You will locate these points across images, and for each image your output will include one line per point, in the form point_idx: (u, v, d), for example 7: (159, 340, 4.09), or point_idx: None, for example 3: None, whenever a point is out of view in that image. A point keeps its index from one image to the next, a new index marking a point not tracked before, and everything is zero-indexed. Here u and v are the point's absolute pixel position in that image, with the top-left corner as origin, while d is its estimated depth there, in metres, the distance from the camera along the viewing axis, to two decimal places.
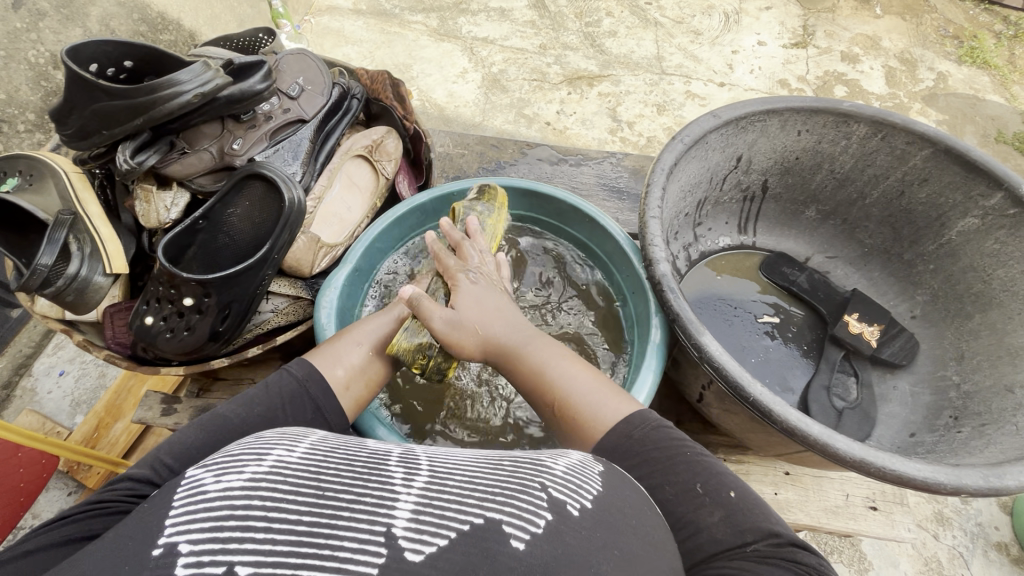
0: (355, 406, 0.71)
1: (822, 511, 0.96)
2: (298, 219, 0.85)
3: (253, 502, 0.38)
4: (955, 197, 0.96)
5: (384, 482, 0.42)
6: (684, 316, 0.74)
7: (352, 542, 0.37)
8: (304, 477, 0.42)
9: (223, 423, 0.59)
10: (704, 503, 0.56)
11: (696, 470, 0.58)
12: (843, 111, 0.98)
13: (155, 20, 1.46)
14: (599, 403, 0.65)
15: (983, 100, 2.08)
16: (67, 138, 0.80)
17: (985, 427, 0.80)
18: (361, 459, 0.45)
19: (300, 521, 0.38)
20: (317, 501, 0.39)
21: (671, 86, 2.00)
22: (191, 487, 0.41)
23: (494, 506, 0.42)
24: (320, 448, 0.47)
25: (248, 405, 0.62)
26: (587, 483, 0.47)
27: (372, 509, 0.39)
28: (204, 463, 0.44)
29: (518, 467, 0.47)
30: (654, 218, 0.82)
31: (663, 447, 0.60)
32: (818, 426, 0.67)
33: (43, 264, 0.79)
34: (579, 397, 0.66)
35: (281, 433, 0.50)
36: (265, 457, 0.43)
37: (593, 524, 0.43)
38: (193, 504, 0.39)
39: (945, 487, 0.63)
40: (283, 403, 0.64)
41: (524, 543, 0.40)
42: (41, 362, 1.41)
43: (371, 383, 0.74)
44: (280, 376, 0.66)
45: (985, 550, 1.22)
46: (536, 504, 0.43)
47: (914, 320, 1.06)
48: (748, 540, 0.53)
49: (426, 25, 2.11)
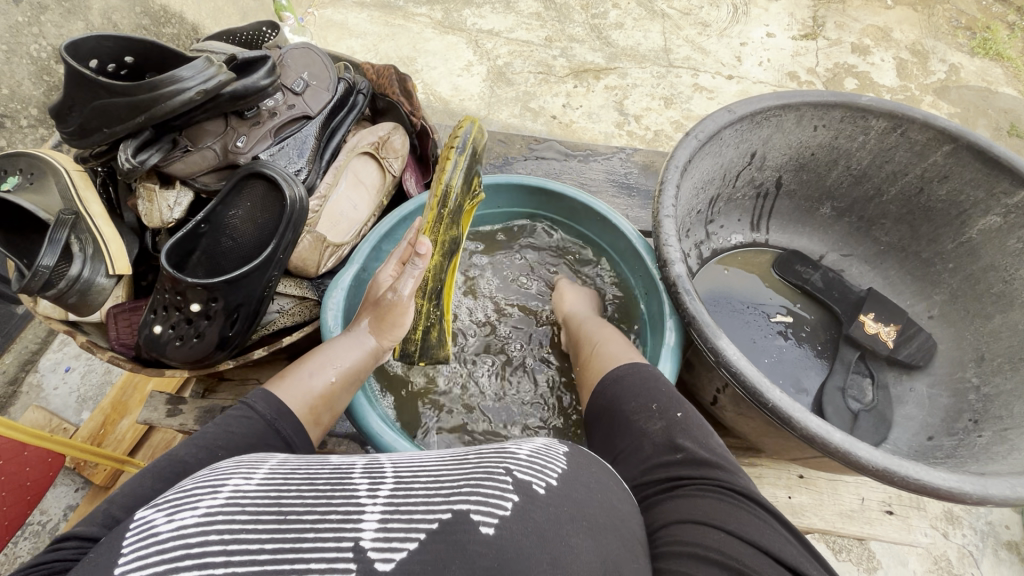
0: (320, 430, 0.72)
1: (837, 515, 0.94)
2: (301, 217, 0.83)
3: (210, 537, 0.36)
4: (977, 194, 0.94)
5: (348, 495, 0.41)
6: (701, 319, 0.72)
7: (320, 562, 0.35)
8: (263, 502, 0.40)
9: (183, 470, 0.54)
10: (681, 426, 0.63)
11: (661, 395, 0.67)
12: (861, 106, 0.95)
13: (157, 13, 1.44)
14: (622, 352, 0.77)
15: (996, 92, 2.04)
16: (68, 136, 0.78)
17: (1007, 432, 0.78)
18: (323, 476, 0.44)
19: (263, 550, 0.36)
20: (277, 527, 0.38)
21: (679, 79, 1.97)
22: (142, 530, 0.38)
23: (461, 497, 0.41)
24: (280, 470, 0.45)
25: (211, 449, 0.56)
26: (552, 464, 0.47)
27: (338, 525, 0.38)
28: (155, 502, 0.41)
29: (483, 457, 0.46)
30: (668, 217, 0.79)
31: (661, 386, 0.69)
32: (839, 433, 0.65)
33: (45, 265, 0.77)
34: (611, 346, 0.80)
35: (237, 461, 0.48)
36: (221, 488, 0.41)
37: (560, 501, 0.43)
38: (146, 549, 0.36)
39: (971, 497, 0.61)
40: (250, 444, 0.60)
41: (493, 526, 0.39)
42: (47, 359, 1.40)
43: (337, 407, 0.74)
44: (244, 414, 0.62)
45: (997, 550, 1.20)
46: (502, 487, 0.42)
47: (931, 320, 1.03)
48: (681, 450, 0.60)
49: (430, 17, 2.08)
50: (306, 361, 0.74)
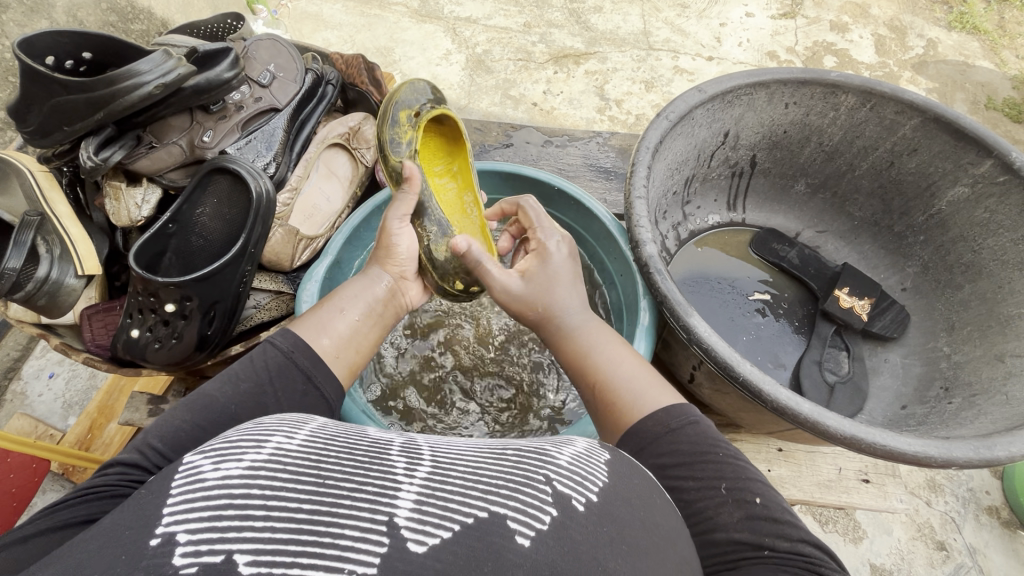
0: (347, 374, 0.68)
1: (815, 485, 0.97)
2: (270, 210, 0.83)
3: (252, 491, 0.37)
4: (944, 165, 0.95)
5: (386, 470, 0.41)
6: (672, 297, 0.73)
7: (354, 530, 0.35)
8: (304, 465, 0.40)
9: (208, 403, 0.58)
10: (704, 489, 0.53)
11: (727, 470, 0.53)
12: (831, 82, 0.96)
13: (124, 9, 1.41)
14: (644, 387, 0.60)
15: (973, 66, 2.05)
16: (29, 135, 0.77)
17: (975, 398, 0.80)
18: (361, 448, 0.43)
19: (300, 510, 0.36)
20: (316, 489, 0.38)
21: (659, 61, 1.97)
22: (189, 474, 0.39)
23: (499, 499, 0.40)
24: (321, 435, 0.45)
25: (234, 382, 0.59)
26: (594, 473, 0.45)
27: (374, 497, 0.38)
28: (204, 448, 0.42)
29: (523, 457, 0.45)
30: (639, 199, 0.80)
31: (687, 440, 0.55)
32: (808, 403, 0.66)
33: (11, 267, 0.76)
34: (622, 382, 0.61)
35: (280, 419, 0.48)
36: (265, 444, 0.41)
37: (600, 519, 0.41)
38: (191, 492, 0.37)
39: (936, 461, 0.63)
40: (271, 377, 0.61)
41: (530, 539, 0.38)
42: (29, 365, 1.38)
43: (363, 349, 0.71)
44: (264, 350, 0.63)
45: (977, 515, 1.23)
46: (541, 498, 0.41)
47: (904, 292, 1.05)
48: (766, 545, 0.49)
49: (407, 6, 2.05)
50: (325, 302, 0.73)
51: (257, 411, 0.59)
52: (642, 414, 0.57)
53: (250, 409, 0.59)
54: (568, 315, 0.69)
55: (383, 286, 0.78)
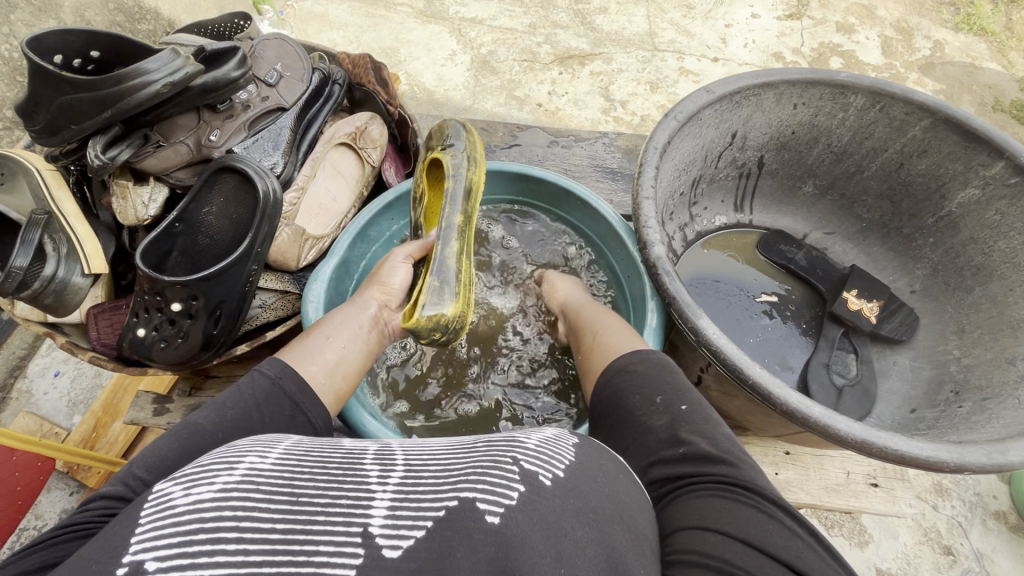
0: (334, 402, 0.70)
1: (823, 489, 0.96)
2: (276, 210, 0.82)
3: (224, 513, 0.36)
4: (955, 167, 0.94)
5: (359, 481, 0.40)
6: (681, 299, 0.72)
7: (328, 545, 0.35)
8: (277, 483, 0.39)
9: (194, 431, 0.55)
10: (658, 409, 0.60)
11: (666, 386, 0.62)
12: (840, 83, 0.95)
13: (131, 9, 1.41)
14: (622, 336, 0.75)
15: (980, 67, 2.04)
16: (37, 134, 0.77)
17: (987, 402, 0.79)
18: (336, 460, 0.43)
19: (274, 529, 0.36)
20: (290, 507, 0.37)
21: (664, 62, 1.96)
22: (160, 502, 0.38)
23: (467, 484, 0.40)
24: (295, 452, 0.45)
25: (220, 410, 0.57)
26: (562, 453, 0.45)
27: (347, 510, 0.38)
28: (173, 476, 0.41)
29: (492, 445, 0.45)
30: (648, 200, 0.79)
31: (645, 364, 0.66)
32: (818, 407, 0.65)
33: (18, 265, 0.76)
34: (608, 331, 0.78)
35: (253, 441, 0.48)
36: (236, 465, 0.41)
37: (566, 493, 0.41)
38: (161, 519, 0.36)
39: (948, 465, 0.62)
40: (258, 403, 0.60)
41: (499, 516, 0.37)
42: (35, 364, 1.39)
43: (348, 375, 0.73)
44: (252, 377, 0.63)
45: (986, 519, 1.22)
46: (508, 476, 0.40)
47: (913, 295, 1.04)
48: (685, 443, 0.55)
49: (412, 7, 2.05)
50: (312, 331, 0.74)
51: (241, 435, 0.57)
52: (608, 356, 0.72)
53: (237, 434, 0.57)
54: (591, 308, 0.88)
55: (369, 313, 0.80)
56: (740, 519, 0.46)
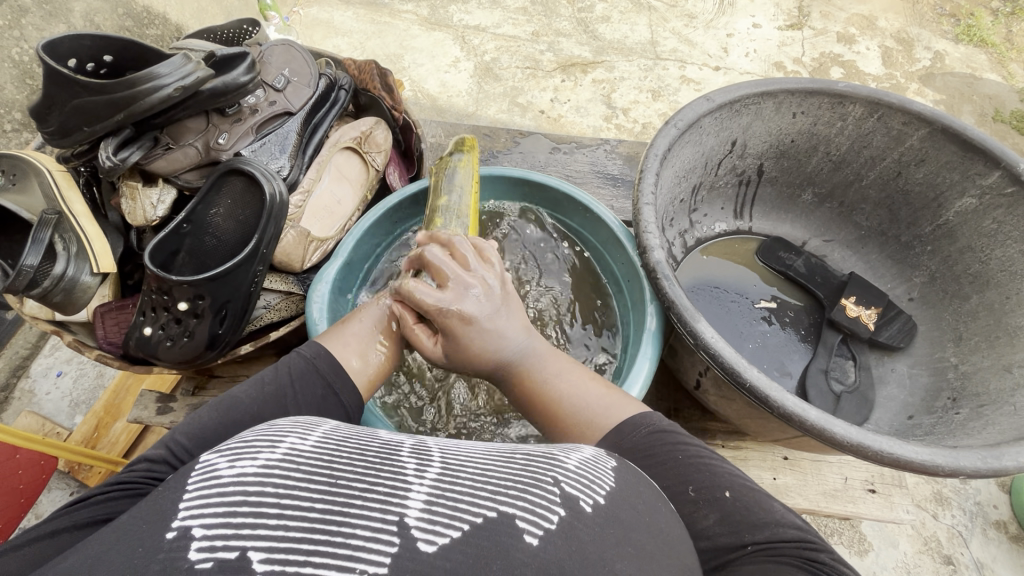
0: (368, 387, 0.69)
1: (821, 495, 0.96)
2: (282, 212, 0.84)
3: (266, 489, 0.37)
4: (952, 176, 0.95)
5: (397, 472, 0.41)
6: (680, 302, 0.73)
7: (365, 530, 0.36)
8: (317, 465, 0.40)
9: (233, 404, 0.58)
10: (698, 502, 0.53)
11: (692, 470, 0.54)
12: (838, 93, 0.96)
13: (140, 15, 1.44)
14: (601, 403, 0.63)
15: (980, 79, 2.06)
16: (49, 136, 0.78)
17: (983, 408, 0.80)
18: (373, 449, 0.44)
19: (313, 509, 0.36)
20: (329, 489, 0.38)
21: (666, 71, 1.98)
22: (205, 471, 0.39)
23: (507, 498, 0.40)
24: (333, 438, 0.45)
25: (258, 386, 0.60)
26: (601, 478, 0.45)
27: (385, 498, 0.38)
28: (220, 448, 0.43)
29: (530, 461, 0.46)
30: (648, 205, 0.80)
31: (657, 441, 0.57)
32: (815, 410, 0.66)
33: (28, 264, 0.78)
34: (579, 400, 0.64)
35: (293, 421, 0.48)
36: (279, 444, 0.42)
37: (606, 521, 0.42)
38: (207, 488, 0.38)
39: (943, 470, 0.63)
40: (294, 380, 0.62)
41: (538, 538, 0.38)
42: (39, 363, 1.40)
43: (385, 360, 0.71)
44: (290, 358, 0.65)
45: (985, 529, 1.22)
46: (549, 499, 0.41)
47: (912, 302, 1.05)
48: (746, 541, 0.49)
49: (417, 14, 2.08)
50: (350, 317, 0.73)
51: (276, 410, 0.59)
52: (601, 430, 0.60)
53: (271, 409, 0.59)
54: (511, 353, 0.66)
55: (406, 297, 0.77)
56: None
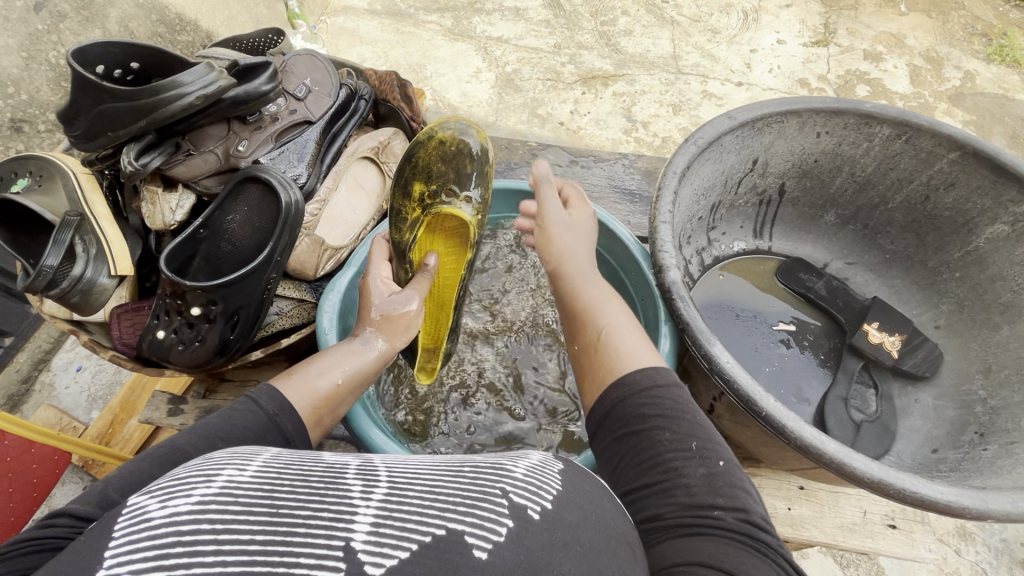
0: (318, 431, 0.68)
1: (838, 528, 0.93)
2: (297, 222, 0.84)
3: (202, 526, 0.35)
4: (983, 202, 0.92)
5: (342, 495, 0.39)
6: (694, 325, 0.71)
7: (309, 558, 0.34)
8: (256, 495, 0.38)
9: (179, 458, 0.51)
10: (691, 455, 0.52)
11: (700, 431, 0.54)
12: (866, 113, 0.94)
13: (173, 21, 1.48)
14: (644, 351, 0.62)
15: (1012, 100, 2.00)
16: (75, 139, 0.80)
17: (1014, 446, 0.76)
18: (316, 473, 0.41)
19: (253, 541, 0.34)
20: (270, 519, 0.36)
21: (688, 85, 1.97)
22: (135, 515, 0.36)
23: (455, 514, 0.38)
24: (274, 464, 0.43)
25: (210, 440, 0.54)
26: (548, 483, 0.44)
27: (330, 523, 0.36)
28: (149, 488, 0.40)
29: (478, 473, 0.43)
30: (665, 224, 0.79)
31: (672, 397, 0.56)
32: (834, 444, 0.64)
33: (48, 265, 0.78)
34: (619, 330, 0.65)
35: (232, 451, 0.45)
36: (215, 478, 0.39)
37: (554, 526, 0.40)
38: (136, 532, 0.35)
39: (970, 512, 0.60)
40: (251, 439, 0.58)
41: (487, 551, 0.37)
42: (60, 357, 1.42)
43: (335, 410, 0.71)
44: (248, 408, 0.60)
45: (1012, 568, 1.16)
46: (497, 511, 0.40)
47: (938, 330, 1.02)
48: (717, 506, 0.49)
49: (441, 25, 2.10)
50: (313, 363, 0.71)
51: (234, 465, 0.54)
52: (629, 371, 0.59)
53: None
54: (579, 265, 0.75)
55: (373, 355, 0.76)
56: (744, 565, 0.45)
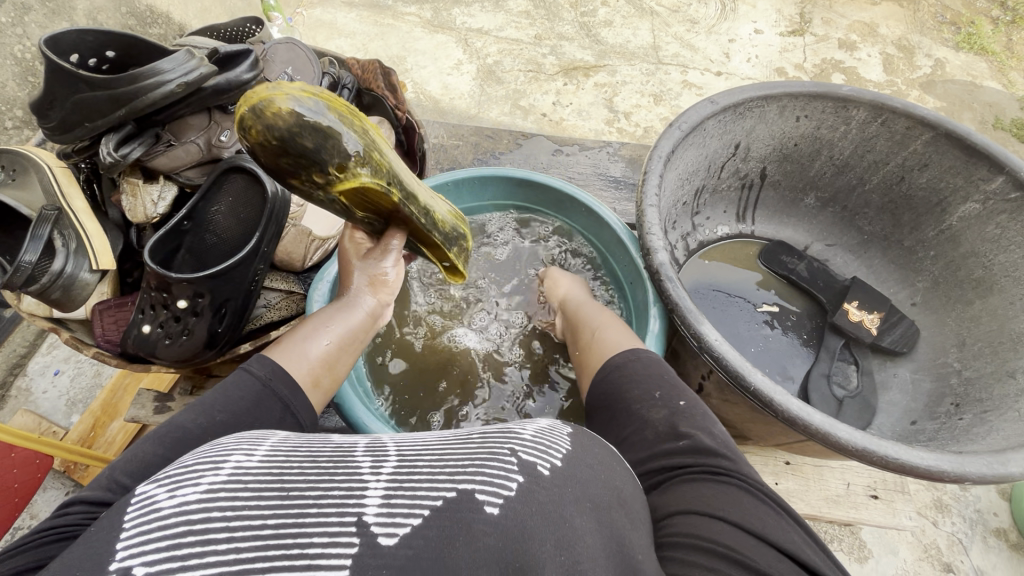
0: (321, 394, 0.69)
1: (823, 500, 0.96)
2: (283, 211, 0.83)
3: (212, 514, 0.35)
4: (956, 181, 0.95)
5: (351, 472, 0.39)
6: (683, 305, 0.73)
7: (322, 537, 0.34)
8: (265, 480, 0.38)
9: (182, 435, 0.52)
10: (657, 403, 0.62)
11: (663, 382, 0.65)
12: (843, 97, 0.96)
13: (143, 13, 1.44)
14: (624, 338, 0.75)
15: (981, 86, 2.06)
16: (51, 132, 0.78)
17: (987, 414, 0.79)
18: (325, 455, 0.42)
19: (265, 526, 0.35)
20: (280, 502, 0.36)
21: (668, 75, 1.98)
22: (143, 505, 0.36)
23: (466, 476, 0.39)
24: (282, 448, 0.43)
25: (209, 412, 0.55)
26: (558, 442, 0.45)
27: (341, 501, 0.37)
28: (156, 477, 0.39)
29: (487, 436, 0.44)
30: (651, 207, 0.80)
31: (646, 364, 0.68)
32: (819, 414, 0.66)
33: (26, 261, 0.76)
34: (607, 333, 0.78)
35: (239, 437, 0.45)
36: (222, 465, 0.39)
37: (564, 481, 0.41)
38: (146, 523, 0.34)
39: (949, 475, 0.62)
40: (249, 407, 0.58)
41: (498, 506, 0.37)
42: (35, 362, 1.39)
43: (336, 372, 0.71)
44: (240, 378, 0.60)
45: (985, 537, 1.21)
46: (506, 467, 0.40)
47: (914, 307, 1.05)
48: (682, 440, 0.58)
49: (420, 16, 2.08)
50: (297, 330, 0.71)
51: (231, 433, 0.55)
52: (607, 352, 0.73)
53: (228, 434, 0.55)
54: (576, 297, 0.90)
55: (363, 312, 0.77)
56: (724, 500, 0.49)
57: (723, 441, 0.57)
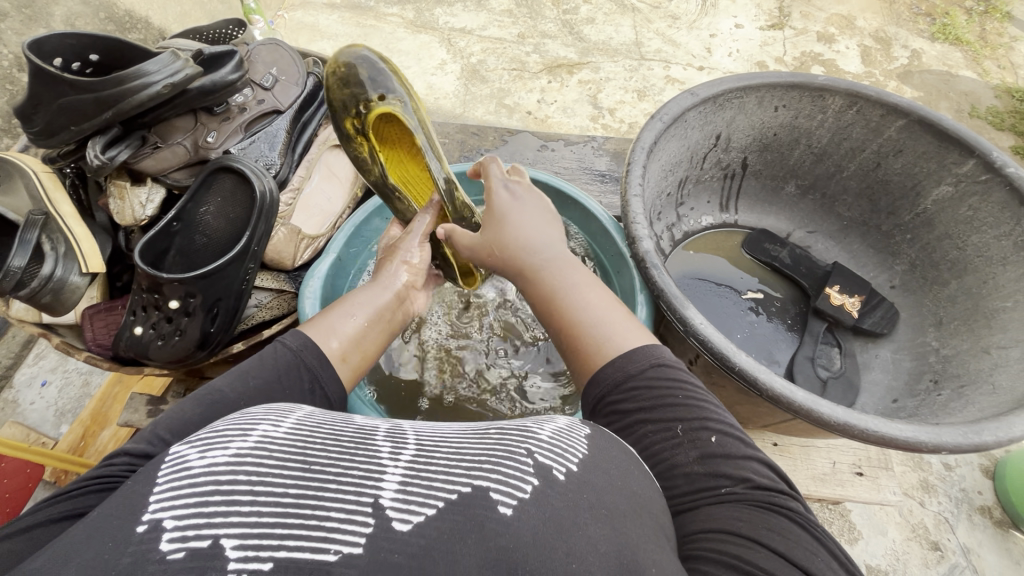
0: (352, 375, 0.65)
1: (810, 479, 0.98)
2: (273, 210, 0.84)
3: (239, 477, 0.36)
4: (929, 166, 0.98)
5: (371, 455, 0.41)
6: (669, 291, 0.75)
7: (340, 512, 0.36)
8: (290, 451, 0.40)
9: (219, 398, 0.54)
10: (682, 442, 0.53)
11: (680, 410, 0.54)
12: (818, 86, 0.99)
13: (123, 18, 1.43)
14: (628, 328, 0.61)
15: (956, 76, 2.11)
16: (35, 135, 0.78)
17: (963, 389, 0.82)
18: (347, 434, 0.43)
19: (287, 494, 0.36)
20: (302, 475, 0.38)
21: (651, 71, 2.00)
22: (176, 463, 0.38)
23: (482, 472, 0.40)
24: (307, 422, 0.44)
25: (245, 378, 0.56)
26: (574, 446, 0.45)
27: (360, 481, 0.38)
28: (190, 439, 0.42)
29: (504, 434, 0.45)
30: (636, 197, 0.82)
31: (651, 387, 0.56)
32: (802, 392, 0.68)
33: (16, 265, 0.78)
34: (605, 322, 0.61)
35: (266, 408, 0.47)
36: (250, 432, 0.41)
37: (579, 488, 0.41)
38: (178, 479, 0.37)
39: (927, 446, 0.65)
40: (281, 374, 0.58)
41: (511, 508, 0.38)
42: (22, 373, 1.38)
43: (369, 350, 0.67)
44: (275, 348, 0.60)
45: (971, 514, 1.23)
46: (522, 470, 0.40)
47: (894, 290, 1.07)
48: (722, 483, 0.50)
49: (402, 17, 2.09)
50: (332, 307, 0.68)
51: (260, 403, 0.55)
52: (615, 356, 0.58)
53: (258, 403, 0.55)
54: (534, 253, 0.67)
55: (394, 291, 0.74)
56: (751, 521, 0.46)
57: (768, 476, 0.50)
